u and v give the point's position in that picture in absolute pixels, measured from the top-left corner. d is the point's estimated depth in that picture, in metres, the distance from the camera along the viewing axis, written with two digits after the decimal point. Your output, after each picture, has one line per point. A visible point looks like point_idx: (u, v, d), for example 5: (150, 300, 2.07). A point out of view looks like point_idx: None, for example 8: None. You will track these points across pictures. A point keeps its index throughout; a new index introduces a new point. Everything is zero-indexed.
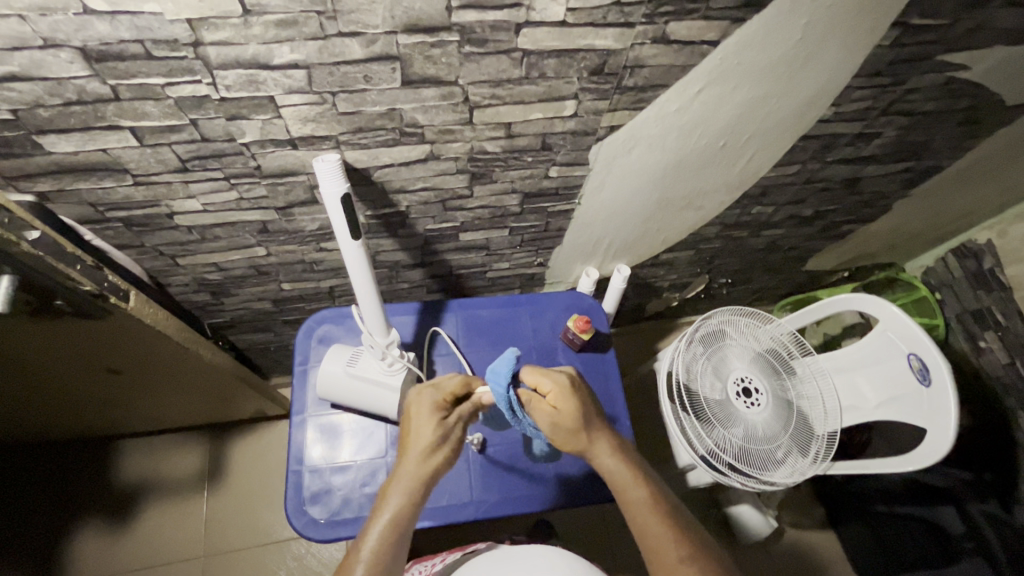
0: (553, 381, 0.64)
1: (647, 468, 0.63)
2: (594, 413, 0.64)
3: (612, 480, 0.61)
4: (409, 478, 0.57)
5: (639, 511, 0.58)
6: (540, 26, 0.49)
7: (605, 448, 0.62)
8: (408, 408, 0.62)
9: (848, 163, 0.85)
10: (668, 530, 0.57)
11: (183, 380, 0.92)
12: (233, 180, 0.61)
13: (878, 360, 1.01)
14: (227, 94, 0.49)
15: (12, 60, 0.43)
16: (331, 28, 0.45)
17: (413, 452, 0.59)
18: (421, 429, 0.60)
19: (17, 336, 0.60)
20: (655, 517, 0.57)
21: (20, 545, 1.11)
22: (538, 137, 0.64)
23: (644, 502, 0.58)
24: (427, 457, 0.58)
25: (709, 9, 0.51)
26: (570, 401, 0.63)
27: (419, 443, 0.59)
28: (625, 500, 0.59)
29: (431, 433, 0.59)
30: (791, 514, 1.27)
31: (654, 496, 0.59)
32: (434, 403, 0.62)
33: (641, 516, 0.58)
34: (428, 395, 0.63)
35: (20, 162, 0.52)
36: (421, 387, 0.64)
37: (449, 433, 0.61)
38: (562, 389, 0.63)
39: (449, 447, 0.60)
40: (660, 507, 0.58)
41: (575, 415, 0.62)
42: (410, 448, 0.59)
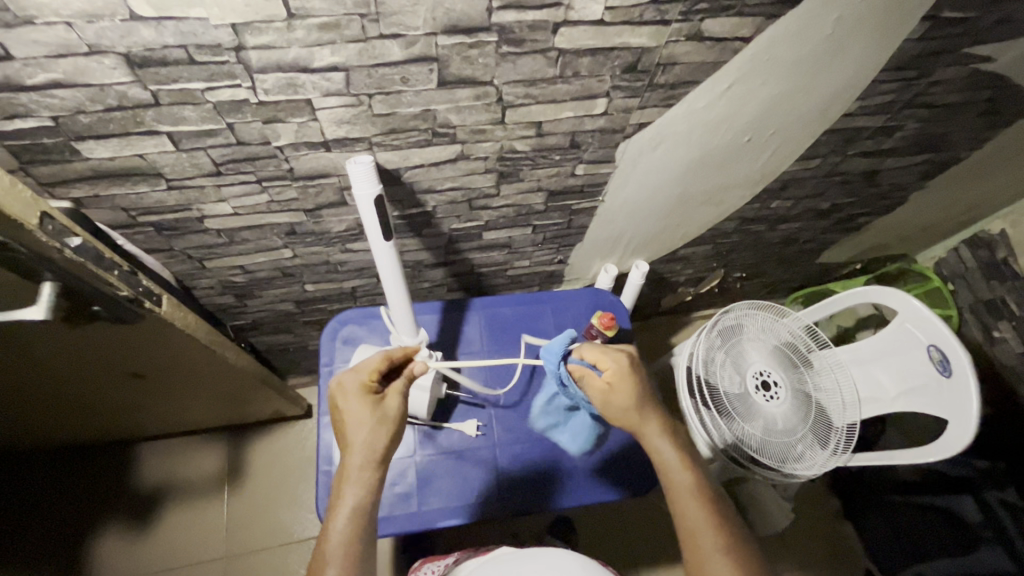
0: (610, 360, 0.65)
1: (697, 457, 0.62)
2: (648, 396, 0.64)
3: (660, 468, 0.61)
4: (359, 465, 0.56)
5: (680, 496, 0.58)
6: (578, 25, 0.49)
7: (655, 431, 0.62)
8: (336, 396, 0.61)
9: (869, 156, 0.85)
10: (708, 518, 0.56)
11: (208, 382, 0.92)
12: (265, 183, 0.61)
13: (897, 352, 1.02)
14: (265, 98, 0.49)
15: (57, 67, 0.43)
16: (372, 30, 0.45)
17: (354, 440, 0.57)
18: (356, 415, 0.59)
19: (51, 341, 0.60)
20: (697, 502, 0.57)
21: (44, 548, 1.11)
22: (567, 135, 0.64)
23: (687, 489, 0.58)
24: (368, 442, 0.57)
25: (743, 6, 0.51)
26: (628, 383, 0.64)
27: (355, 433, 0.58)
28: (669, 486, 0.60)
29: (369, 417, 0.58)
30: (806, 505, 1.28)
31: (699, 484, 0.59)
32: (361, 389, 0.61)
33: (683, 502, 0.58)
34: (353, 380, 0.61)
35: (58, 169, 0.52)
36: (348, 371, 0.63)
37: (388, 415, 0.59)
38: (622, 371, 0.64)
39: (393, 427, 0.59)
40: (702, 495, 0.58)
41: (626, 396, 0.63)
42: (350, 436, 0.58)
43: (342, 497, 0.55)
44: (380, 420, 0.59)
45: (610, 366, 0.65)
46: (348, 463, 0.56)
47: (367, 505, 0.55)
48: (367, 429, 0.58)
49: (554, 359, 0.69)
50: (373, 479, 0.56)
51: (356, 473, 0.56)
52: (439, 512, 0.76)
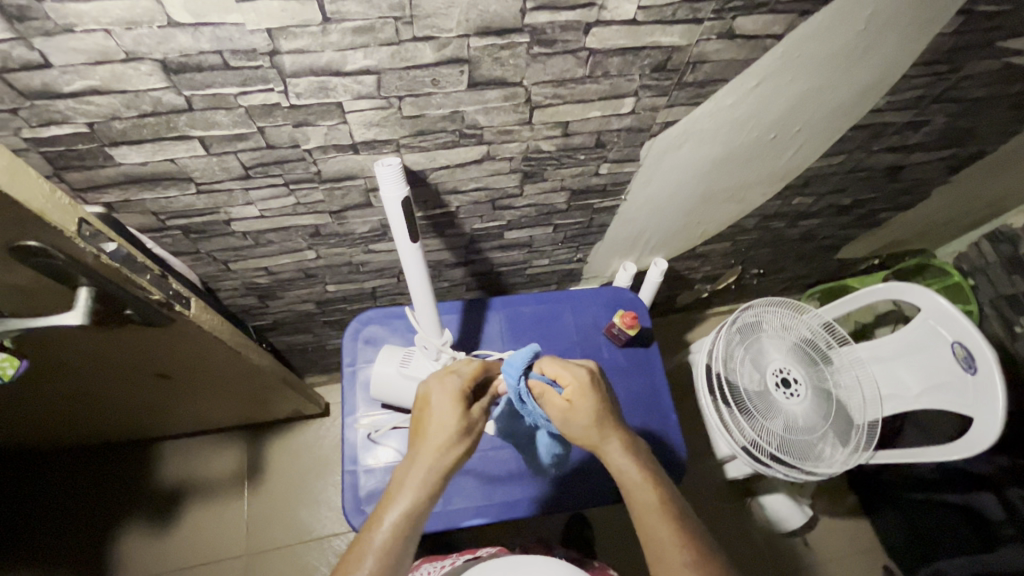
0: (570, 376, 0.63)
1: (662, 474, 0.61)
2: (611, 412, 0.63)
3: (625, 487, 0.60)
4: (427, 468, 0.55)
5: (643, 513, 0.57)
6: (610, 24, 0.49)
7: (618, 448, 0.61)
8: (427, 391, 0.60)
9: (894, 152, 0.84)
10: (673, 535, 0.55)
11: (230, 382, 0.93)
12: (292, 186, 0.61)
13: (919, 349, 1.01)
14: (297, 102, 0.49)
15: (94, 74, 0.43)
16: (406, 33, 0.45)
17: (432, 442, 0.56)
18: (444, 416, 0.57)
19: (83, 344, 0.61)
20: (660, 518, 0.56)
21: (68, 546, 1.12)
22: (593, 134, 0.63)
23: (651, 506, 0.57)
24: (445, 448, 0.56)
25: (777, 3, 0.51)
26: (589, 399, 0.62)
27: (438, 433, 0.56)
28: (633, 504, 0.59)
29: (454, 423, 0.57)
30: (824, 501, 1.28)
31: (664, 499, 0.58)
32: (455, 394, 0.59)
33: (645, 519, 0.57)
34: (451, 382, 0.60)
35: (91, 174, 0.53)
36: (444, 372, 0.62)
37: (472, 427, 0.58)
38: (582, 386, 0.62)
39: (470, 441, 0.58)
40: (668, 512, 0.57)
41: (587, 412, 0.61)
42: (431, 433, 0.57)
43: (401, 493, 0.53)
44: (463, 431, 0.57)
45: (569, 380, 0.63)
46: (419, 463, 0.55)
47: (424, 507, 0.53)
48: (450, 436, 0.56)
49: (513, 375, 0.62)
50: (435, 486, 0.54)
51: (425, 474, 0.54)
52: (465, 511, 0.76)
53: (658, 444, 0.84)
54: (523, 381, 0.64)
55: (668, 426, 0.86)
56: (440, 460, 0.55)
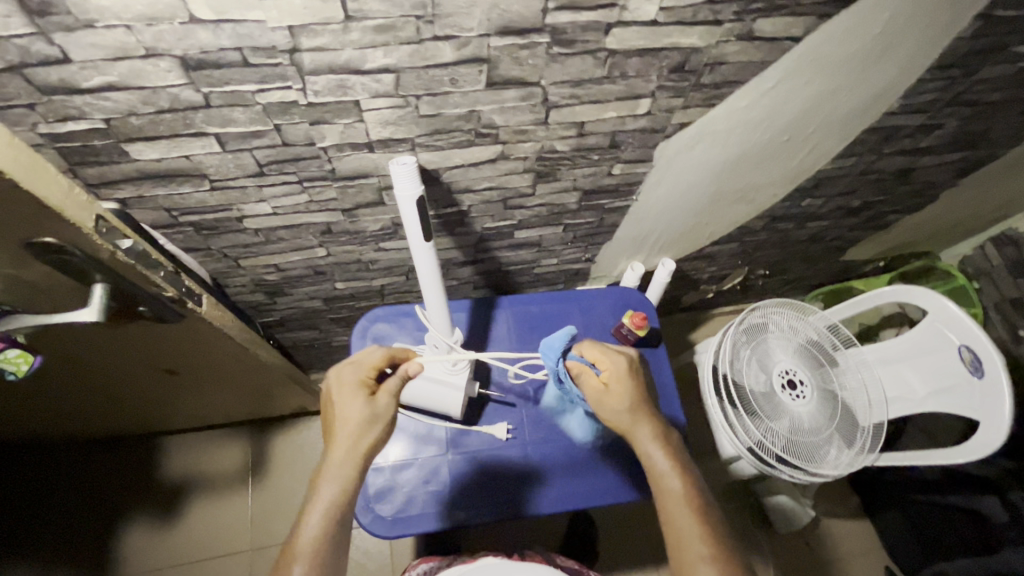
0: (610, 361, 0.66)
1: (692, 469, 0.62)
2: (645, 399, 0.65)
3: (656, 482, 0.60)
4: (342, 461, 0.56)
5: (669, 500, 0.58)
6: (630, 26, 0.49)
7: (649, 435, 0.62)
8: (330, 387, 0.60)
9: (905, 155, 0.84)
10: (698, 525, 0.56)
11: (237, 379, 0.92)
12: (305, 184, 0.61)
13: (926, 352, 1.01)
14: (314, 100, 0.49)
15: (112, 69, 0.42)
16: (426, 31, 0.45)
17: (342, 433, 0.57)
18: (346, 407, 0.58)
19: (95, 340, 0.61)
20: (687, 508, 0.57)
21: (72, 541, 1.12)
22: (608, 135, 0.63)
23: (678, 495, 0.58)
24: (353, 436, 0.57)
25: (797, 5, 0.51)
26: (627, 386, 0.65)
27: (345, 425, 0.57)
28: (660, 490, 0.59)
29: (357, 411, 0.58)
30: (827, 502, 1.28)
31: (691, 492, 0.58)
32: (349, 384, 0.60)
33: (671, 506, 0.57)
34: (347, 374, 0.60)
35: (106, 170, 0.52)
36: (342, 364, 0.62)
37: (378, 413, 0.58)
38: (621, 372, 0.65)
39: (379, 426, 0.58)
40: (692, 505, 0.57)
41: (622, 396, 0.64)
42: (339, 426, 0.57)
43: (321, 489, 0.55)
44: (370, 418, 0.58)
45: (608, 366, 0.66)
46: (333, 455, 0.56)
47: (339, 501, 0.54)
48: (354, 424, 0.57)
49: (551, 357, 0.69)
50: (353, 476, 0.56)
51: (335, 468, 0.55)
52: (473, 509, 0.76)
53: None
54: (562, 362, 0.69)
55: (675, 426, 0.86)
56: (349, 450, 0.56)
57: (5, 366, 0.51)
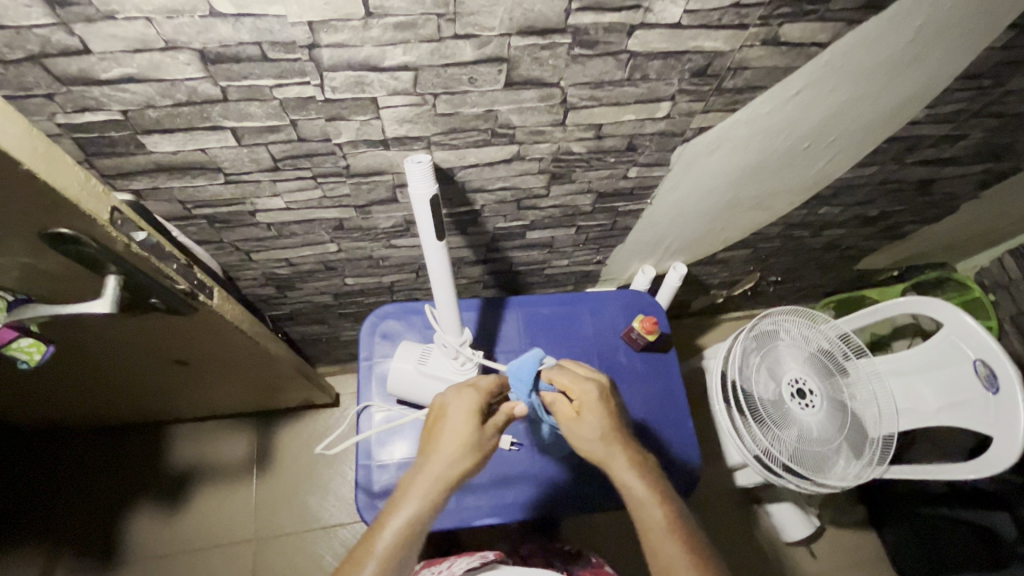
0: (581, 389, 0.64)
1: (672, 493, 0.59)
2: (619, 427, 0.63)
3: (636, 513, 0.58)
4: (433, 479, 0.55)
5: (650, 530, 0.56)
6: (654, 28, 0.48)
7: (625, 464, 0.60)
8: (444, 405, 0.60)
9: (927, 165, 0.82)
10: (681, 552, 0.53)
11: (245, 371, 0.93)
12: (319, 179, 0.60)
13: (940, 365, 1.00)
14: (332, 96, 0.49)
15: (131, 61, 0.42)
16: (447, 30, 0.44)
17: (444, 453, 0.56)
18: (458, 428, 0.58)
19: (107, 330, 0.61)
20: (669, 536, 0.55)
21: (79, 526, 1.13)
22: (626, 137, 0.62)
23: (659, 525, 0.56)
24: (451, 461, 0.56)
25: (826, 11, 0.49)
26: (598, 415, 0.62)
27: (451, 444, 0.57)
28: (641, 519, 0.57)
29: (468, 436, 0.57)
30: (831, 512, 1.27)
31: (673, 519, 0.56)
32: (468, 409, 0.59)
33: (653, 536, 0.55)
34: (468, 397, 0.60)
35: (122, 161, 0.52)
36: (461, 386, 0.62)
37: (480, 444, 0.58)
38: (592, 401, 0.63)
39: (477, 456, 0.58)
40: (675, 531, 0.55)
41: (594, 424, 0.62)
42: (443, 443, 0.57)
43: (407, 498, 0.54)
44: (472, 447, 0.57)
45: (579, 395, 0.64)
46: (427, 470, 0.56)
47: (426, 516, 0.54)
48: (458, 448, 0.57)
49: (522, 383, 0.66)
50: (437, 495, 0.55)
51: (430, 483, 0.55)
52: (477, 510, 0.76)
53: (672, 449, 0.84)
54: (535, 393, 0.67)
55: (683, 432, 0.85)
56: (446, 471, 0.56)
57: (17, 355, 0.50)
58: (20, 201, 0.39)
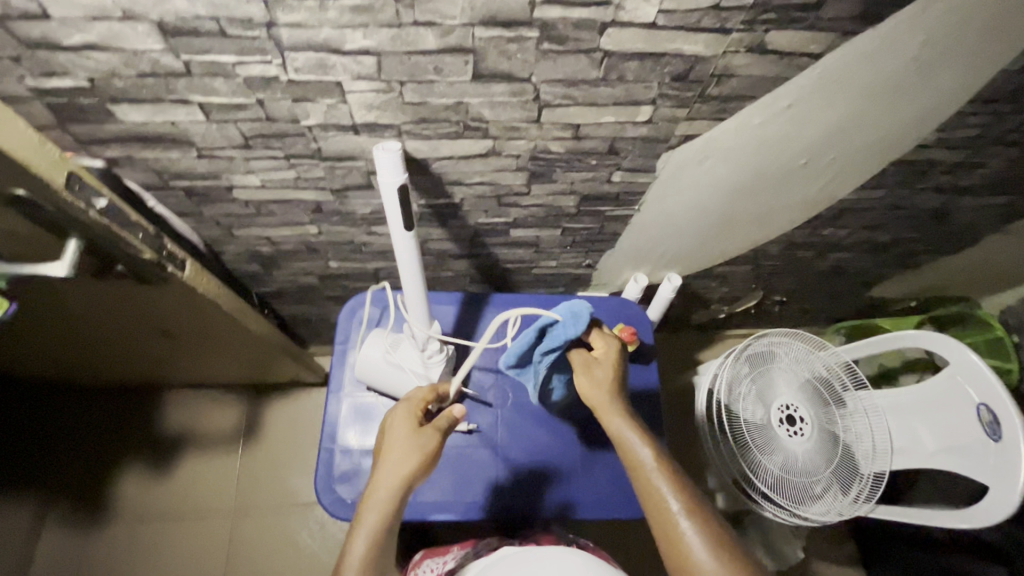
0: (604, 343, 0.65)
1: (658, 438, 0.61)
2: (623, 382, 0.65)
3: (630, 458, 0.59)
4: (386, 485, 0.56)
5: (643, 470, 0.57)
6: (627, 27, 0.46)
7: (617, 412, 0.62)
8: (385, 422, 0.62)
9: (941, 192, 0.77)
10: (671, 484, 0.55)
11: (230, 344, 0.94)
12: (292, 160, 0.60)
13: (942, 405, 0.94)
14: (295, 76, 0.48)
15: (91, 29, 0.42)
16: (407, 16, 0.43)
17: (390, 463, 0.57)
18: (398, 436, 0.59)
19: (81, 293, 0.62)
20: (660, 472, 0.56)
21: (72, 477, 1.18)
22: (606, 140, 0.60)
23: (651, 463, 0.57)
24: (403, 465, 0.57)
25: (816, 19, 0.46)
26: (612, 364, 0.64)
27: (394, 451, 0.58)
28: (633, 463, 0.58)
29: (406, 440, 0.59)
30: (817, 545, 1.23)
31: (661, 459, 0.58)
32: (404, 417, 0.61)
33: (646, 474, 0.57)
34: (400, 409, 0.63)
35: (94, 128, 0.53)
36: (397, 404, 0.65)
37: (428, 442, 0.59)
38: (612, 354, 0.65)
39: (427, 452, 0.59)
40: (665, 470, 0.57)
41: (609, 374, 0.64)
42: (388, 454, 0.58)
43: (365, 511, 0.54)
44: (418, 447, 0.58)
45: (599, 344, 0.66)
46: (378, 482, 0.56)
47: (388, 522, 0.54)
48: (400, 450, 0.58)
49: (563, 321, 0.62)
50: (394, 504, 0.55)
51: (382, 492, 0.55)
52: (433, 505, 0.75)
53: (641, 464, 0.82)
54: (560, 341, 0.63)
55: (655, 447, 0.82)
56: (394, 475, 0.56)
57: None
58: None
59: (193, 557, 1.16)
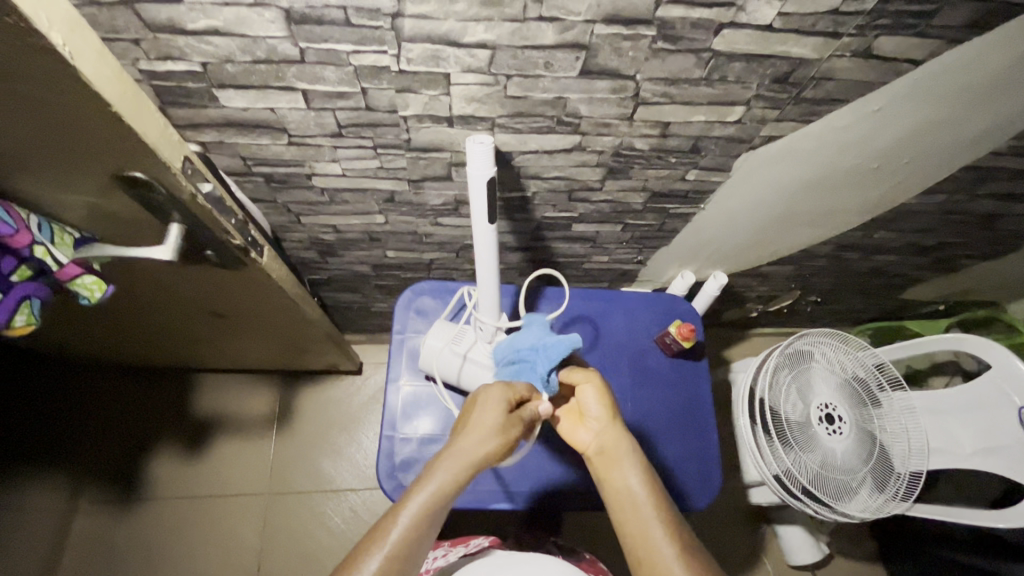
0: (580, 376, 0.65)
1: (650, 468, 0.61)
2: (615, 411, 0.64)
3: (620, 489, 0.59)
4: (454, 463, 0.53)
5: (630, 501, 0.58)
6: (743, 28, 0.46)
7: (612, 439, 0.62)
8: (477, 395, 0.58)
9: (998, 199, 0.79)
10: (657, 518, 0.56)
11: (278, 330, 0.91)
12: (379, 150, 0.60)
13: (982, 408, 0.90)
14: (406, 67, 0.48)
15: (219, 15, 0.43)
16: (533, 11, 0.43)
17: (466, 438, 0.55)
18: (484, 416, 0.56)
19: (160, 273, 0.62)
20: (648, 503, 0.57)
21: (103, 458, 1.15)
22: (691, 139, 0.61)
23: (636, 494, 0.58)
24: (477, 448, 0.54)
25: (926, 26, 0.47)
26: (597, 393, 0.64)
27: (475, 430, 0.55)
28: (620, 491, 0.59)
29: (490, 426, 0.55)
30: (841, 542, 1.25)
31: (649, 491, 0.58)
32: (498, 399, 0.57)
33: (631, 504, 0.57)
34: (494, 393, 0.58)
35: (194, 112, 0.53)
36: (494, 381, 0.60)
37: (509, 440, 0.56)
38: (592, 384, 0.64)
39: (504, 445, 0.55)
40: (661, 511, 0.56)
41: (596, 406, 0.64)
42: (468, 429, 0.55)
43: (433, 473, 0.53)
44: (501, 437, 0.55)
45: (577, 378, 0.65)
46: (450, 452, 0.54)
47: (441, 496, 0.52)
48: (483, 433, 0.55)
49: (548, 363, 0.61)
50: (456, 482, 0.53)
51: (451, 465, 0.53)
52: (496, 494, 0.75)
53: (690, 460, 0.83)
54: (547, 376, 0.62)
55: (708, 439, 0.85)
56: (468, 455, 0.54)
57: (79, 291, 0.52)
58: (91, 130, 0.39)
59: (227, 541, 1.13)
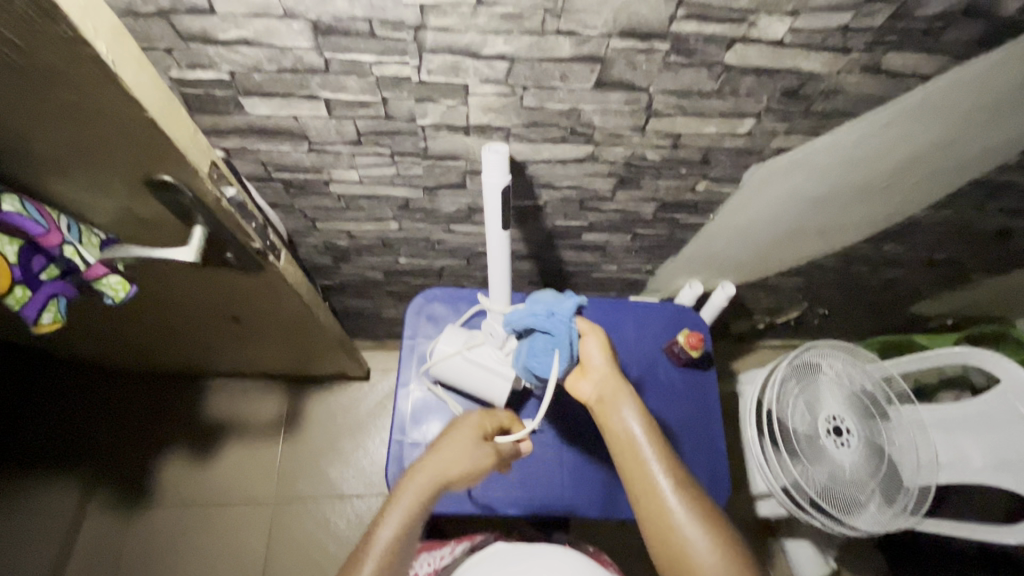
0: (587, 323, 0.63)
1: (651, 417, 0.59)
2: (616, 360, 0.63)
3: (624, 435, 0.57)
4: (426, 477, 0.56)
5: (631, 447, 0.56)
6: (754, 43, 0.48)
7: (615, 387, 0.60)
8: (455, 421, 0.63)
9: (1007, 213, 0.79)
10: (661, 462, 0.55)
11: (291, 335, 0.92)
12: (396, 158, 0.62)
13: (993, 422, 0.89)
14: (426, 78, 0.50)
15: (250, 26, 0.44)
16: (551, 25, 0.45)
17: (438, 454, 0.58)
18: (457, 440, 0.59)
19: (180, 274, 0.63)
20: (653, 446, 0.56)
21: (113, 460, 1.16)
22: (702, 150, 0.62)
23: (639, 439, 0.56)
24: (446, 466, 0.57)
25: (935, 43, 0.48)
26: (599, 342, 0.62)
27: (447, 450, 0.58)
28: (624, 439, 0.57)
29: (463, 448, 0.59)
30: (850, 557, 1.24)
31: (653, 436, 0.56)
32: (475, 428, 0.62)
33: (632, 451, 0.56)
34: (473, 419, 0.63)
35: (220, 119, 0.55)
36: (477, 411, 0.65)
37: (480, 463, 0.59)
38: (596, 329, 0.63)
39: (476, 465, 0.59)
40: (661, 451, 0.56)
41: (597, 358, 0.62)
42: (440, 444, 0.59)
43: (400, 498, 0.54)
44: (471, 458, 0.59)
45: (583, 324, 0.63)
46: (423, 466, 0.57)
47: (418, 513, 0.53)
48: (455, 455, 0.58)
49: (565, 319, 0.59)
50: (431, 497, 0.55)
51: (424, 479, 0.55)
52: (503, 499, 0.75)
53: (699, 470, 0.83)
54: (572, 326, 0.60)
55: (716, 450, 0.85)
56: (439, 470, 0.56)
57: (105, 291, 0.53)
58: (127, 131, 0.40)
59: (235, 543, 1.13)
